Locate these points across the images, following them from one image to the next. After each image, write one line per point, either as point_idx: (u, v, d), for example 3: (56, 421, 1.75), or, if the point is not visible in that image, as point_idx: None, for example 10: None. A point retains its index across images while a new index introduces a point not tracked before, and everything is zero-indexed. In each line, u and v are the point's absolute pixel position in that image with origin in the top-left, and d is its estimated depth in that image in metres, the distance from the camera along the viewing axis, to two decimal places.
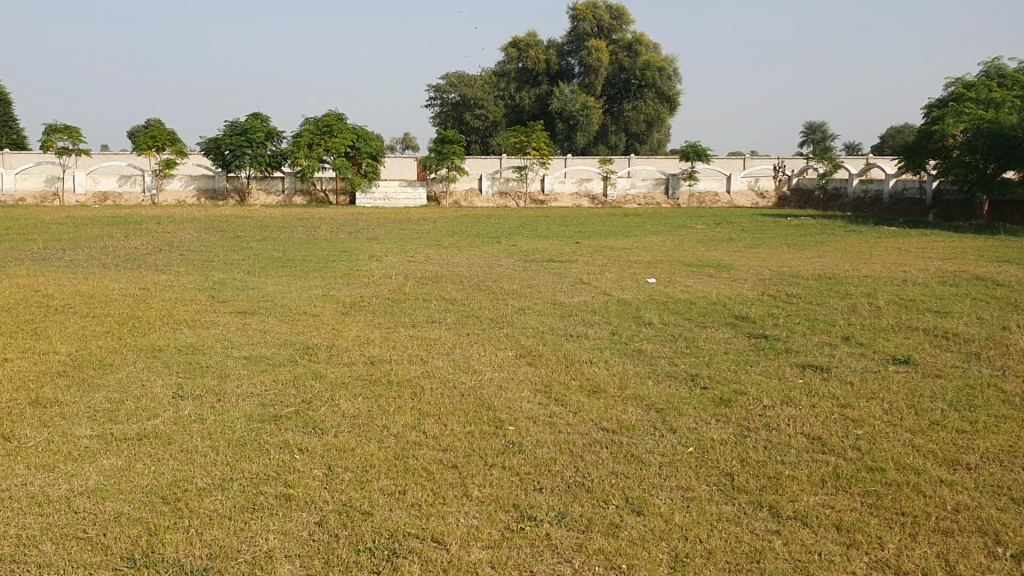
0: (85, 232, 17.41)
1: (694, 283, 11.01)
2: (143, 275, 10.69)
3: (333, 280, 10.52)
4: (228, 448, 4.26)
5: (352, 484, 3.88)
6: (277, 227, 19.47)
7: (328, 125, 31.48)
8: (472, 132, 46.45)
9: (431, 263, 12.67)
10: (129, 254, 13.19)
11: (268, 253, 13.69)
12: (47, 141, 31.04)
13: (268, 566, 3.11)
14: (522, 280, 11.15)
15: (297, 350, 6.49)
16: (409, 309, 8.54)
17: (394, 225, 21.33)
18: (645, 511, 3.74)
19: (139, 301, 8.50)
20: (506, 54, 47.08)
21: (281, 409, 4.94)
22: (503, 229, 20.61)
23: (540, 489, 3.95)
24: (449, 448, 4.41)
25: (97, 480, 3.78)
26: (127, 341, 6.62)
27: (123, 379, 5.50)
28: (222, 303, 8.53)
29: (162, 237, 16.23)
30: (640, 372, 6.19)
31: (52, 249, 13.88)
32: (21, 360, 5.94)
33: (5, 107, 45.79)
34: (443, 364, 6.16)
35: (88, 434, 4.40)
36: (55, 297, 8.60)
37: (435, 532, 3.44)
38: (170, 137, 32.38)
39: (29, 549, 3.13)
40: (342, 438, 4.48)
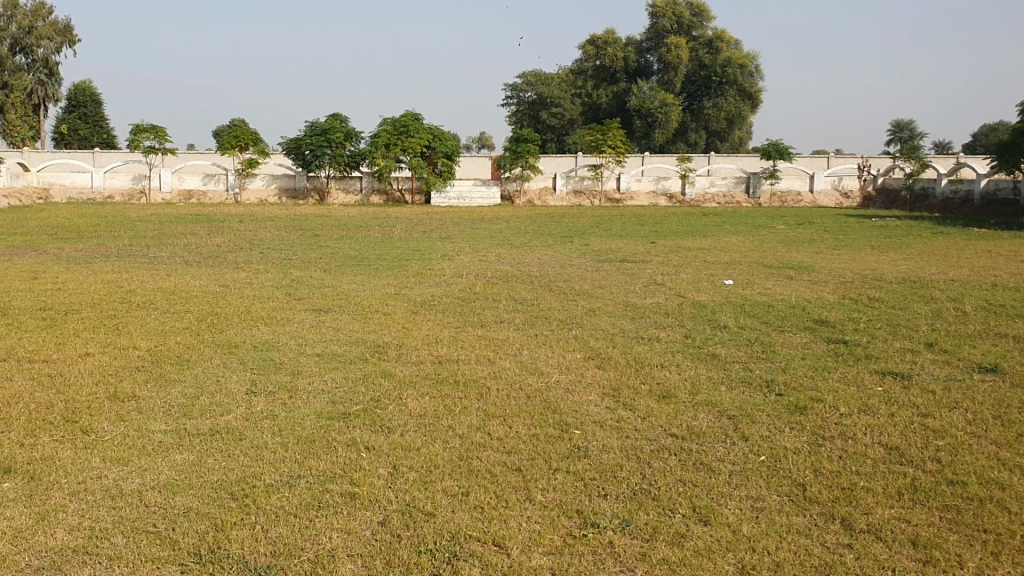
0: (169, 229, 18.00)
1: (771, 285, 10.79)
2: (224, 272, 10.98)
3: (406, 278, 10.62)
4: (296, 445, 4.32)
5: (417, 485, 3.88)
6: (355, 225, 19.85)
7: (405, 125, 31.89)
8: (549, 131, 46.58)
9: (504, 262, 12.72)
10: (212, 251, 13.62)
11: (343, 250, 13.95)
12: (135, 141, 32.10)
13: (330, 565, 3.12)
14: (595, 280, 11.10)
15: (368, 348, 6.55)
16: (479, 309, 8.55)
17: (466, 224, 21.55)
18: (712, 521, 3.66)
19: (218, 298, 8.72)
20: (584, 51, 46.92)
21: (350, 406, 4.99)
22: (577, 228, 20.65)
23: (605, 494, 3.90)
24: (514, 450, 4.39)
25: (168, 475, 3.87)
26: (204, 337, 6.77)
27: (200, 375, 5.63)
28: (297, 300, 8.70)
29: (243, 235, 16.71)
30: (712, 377, 6.07)
31: (140, 246, 14.39)
32: (102, 354, 6.13)
33: (97, 106, 47.59)
34: (511, 364, 6.16)
35: (163, 429, 4.52)
36: (138, 293, 8.89)
37: (497, 536, 3.42)
38: (252, 137, 33.21)
39: (102, 541, 3.20)
40: (408, 438, 4.49)
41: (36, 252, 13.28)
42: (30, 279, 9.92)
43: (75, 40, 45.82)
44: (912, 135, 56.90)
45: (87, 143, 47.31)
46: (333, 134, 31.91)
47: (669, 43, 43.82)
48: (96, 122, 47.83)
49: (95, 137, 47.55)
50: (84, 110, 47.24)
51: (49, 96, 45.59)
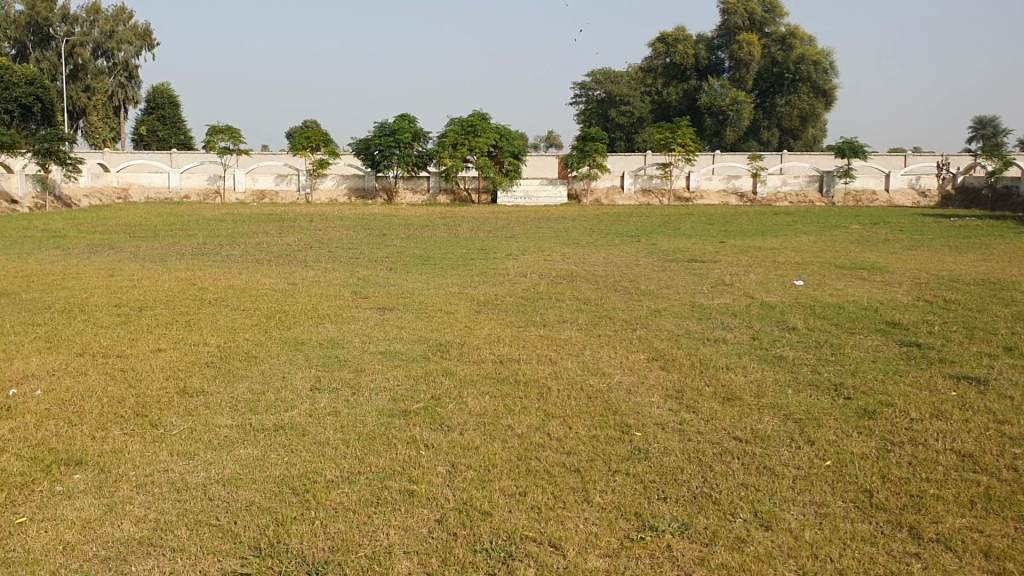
0: (240, 228, 18.32)
1: (843, 286, 10.54)
2: (293, 270, 11.15)
3: (470, 278, 10.64)
4: (358, 442, 4.37)
5: (474, 483, 3.89)
6: (422, 225, 19.96)
7: (472, 125, 32.05)
8: (617, 129, 47.19)
9: (569, 262, 12.64)
10: (282, 250, 13.81)
11: (409, 250, 13.97)
12: (210, 142, 32.89)
13: (387, 562, 3.14)
14: (662, 280, 10.99)
15: (431, 347, 6.60)
16: (542, 309, 8.52)
17: (532, 223, 21.52)
18: (774, 526, 3.58)
19: (285, 296, 8.87)
20: (654, 49, 46.56)
21: (410, 404, 5.03)
22: (644, 227, 20.44)
23: (665, 497, 3.86)
24: (573, 451, 4.37)
25: (232, 469, 3.95)
26: (272, 334, 6.91)
27: (266, 371, 5.74)
28: (363, 299, 8.79)
29: (313, 234, 16.94)
30: (779, 380, 5.95)
31: (211, 246, 14.51)
32: (173, 350, 6.29)
33: (174, 108, 48.95)
34: (573, 365, 6.14)
35: (228, 423, 4.61)
36: (210, 291, 9.08)
37: (553, 537, 3.41)
38: (324, 138, 33.67)
39: (166, 533, 3.28)
40: (467, 436, 4.51)
41: (114, 251, 13.61)
42: (108, 277, 10.19)
43: (154, 44, 47.13)
44: (995, 132, 55.14)
45: (165, 144, 48.65)
46: (401, 134, 32.25)
47: (740, 41, 43.11)
48: (174, 124, 49.14)
49: (172, 139, 48.79)
50: (163, 112, 48.55)
51: (129, 98, 46.96)
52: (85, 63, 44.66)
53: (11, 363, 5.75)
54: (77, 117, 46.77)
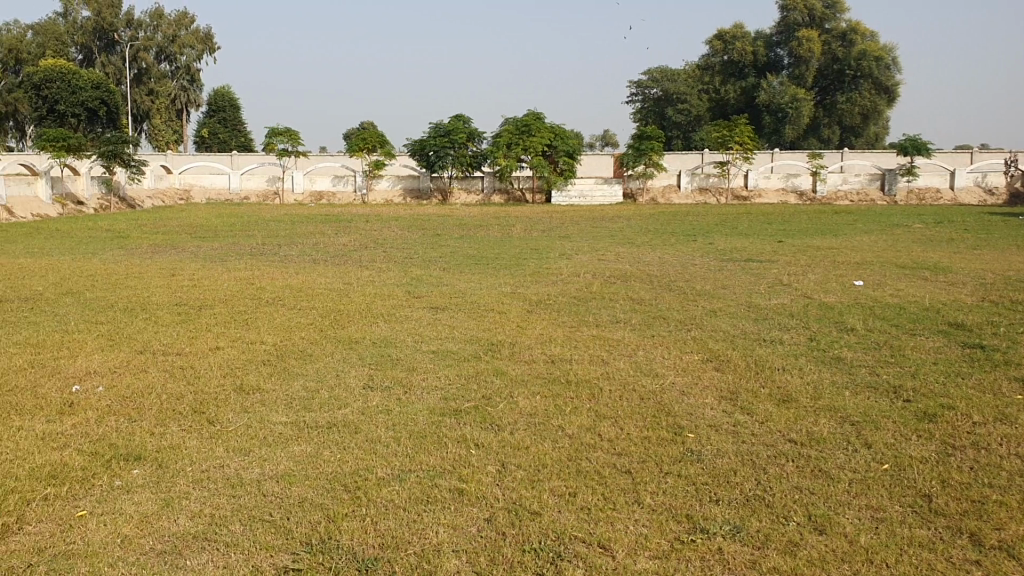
0: (298, 229, 18.65)
1: (905, 286, 10.34)
2: (348, 270, 11.30)
3: (522, 277, 10.67)
4: (409, 440, 4.40)
5: (524, 483, 3.89)
6: (475, 225, 20.08)
7: (527, 124, 32.04)
8: (674, 127, 46.60)
9: (623, 262, 12.60)
10: (339, 250, 14.02)
11: (463, 250, 14.06)
12: (269, 143, 33.44)
13: (436, 560, 3.15)
14: (717, 280, 10.89)
15: (482, 346, 6.61)
16: (595, 308, 8.50)
17: (586, 222, 21.52)
18: (828, 530, 3.52)
19: (341, 295, 8.99)
20: (711, 47, 46.13)
21: (461, 403, 5.05)
22: (700, 226, 20.30)
23: (718, 500, 3.81)
24: (625, 452, 4.35)
25: (286, 466, 4.00)
26: (327, 332, 7.01)
27: (321, 369, 5.82)
28: (416, 298, 8.86)
29: (369, 234, 17.17)
30: (836, 381, 5.85)
31: (269, 246, 14.74)
32: (231, 348, 6.41)
33: (234, 111, 49.88)
34: (626, 365, 6.11)
35: (283, 421, 4.68)
36: (268, 290, 9.25)
37: (601, 538, 3.39)
38: (379, 138, 33.80)
39: (220, 528, 3.34)
40: (517, 436, 4.52)
41: (176, 250, 13.95)
42: (169, 276, 10.45)
43: (215, 48, 48.06)
44: None
45: (226, 146, 49.62)
46: (456, 135, 32.34)
47: (800, 37, 42.39)
48: (234, 126, 50.04)
49: (233, 141, 49.70)
50: (224, 115, 49.48)
51: (191, 101, 48.01)
52: (149, 67, 45.86)
53: (75, 360, 5.92)
54: (141, 120, 47.97)
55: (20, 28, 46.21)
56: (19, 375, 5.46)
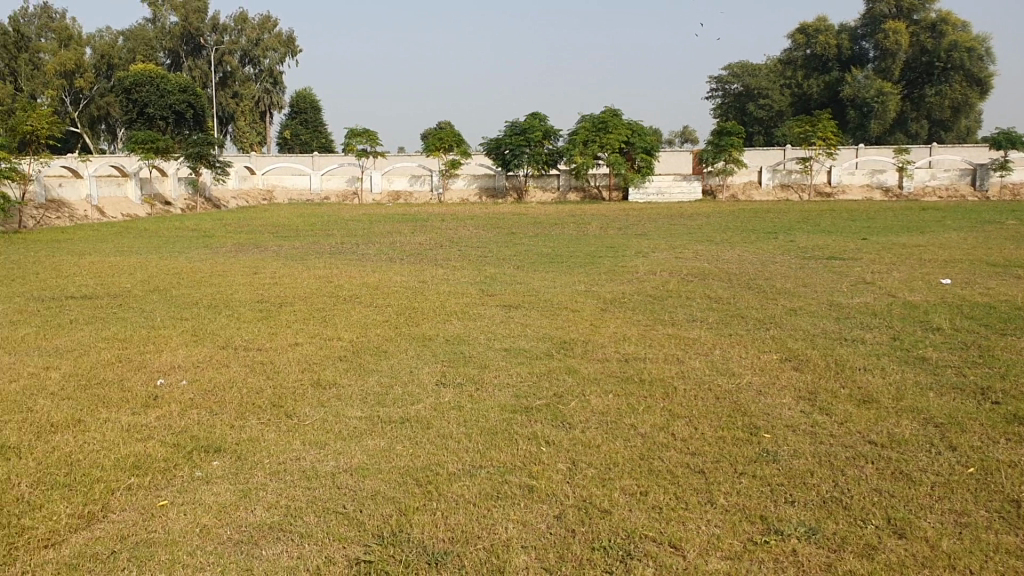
0: (375, 228, 18.86)
1: (997, 285, 9.94)
2: (424, 269, 11.38)
3: (598, 276, 10.61)
4: (480, 436, 4.43)
5: (596, 481, 3.88)
6: (551, 223, 20.00)
7: (604, 121, 31.74)
8: (755, 123, 46.44)
9: (701, 260, 12.41)
10: (416, 249, 14.12)
11: (538, 248, 14.03)
12: (348, 145, 33.97)
13: (504, 555, 3.16)
14: (797, 278, 10.66)
15: (555, 344, 6.61)
16: (671, 307, 8.41)
17: (665, 220, 21.21)
18: (908, 534, 3.42)
19: (416, 293, 9.06)
20: (794, 40, 45.19)
21: (533, 401, 5.05)
22: (782, 223, 19.83)
23: (792, 502, 3.73)
24: (698, 452, 4.29)
25: (360, 459, 4.07)
26: (401, 330, 7.09)
27: (395, 365, 5.89)
28: (490, 297, 8.87)
29: (444, 234, 17.25)
30: (920, 382, 5.67)
31: (347, 245, 14.91)
32: (309, 344, 6.54)
33: (316, 113, 50.84)
34: (701, 364, 6.03)
35: (358, 415, 4.76)
36: (344, 288, 9.39)
37: (673, 537, 3.35)
38: (455, 138, 34.06)
39: (295, 519, 3.40)
40: (589, 434, 4.50)
41: (258, 250, 14.24)
42: (251, 274, 10.68)
43: (297, 51, 49.00)
44: None
45: (308, 147, 50.63)
46: (532, 133, 32.36)
47: (886, 29, 41.19)
48: (316, 128, 51.02)
49: (314, 142, 50.63)
50: (306, 116, 50.49)
51: (273, 103, 49.10)
52: (233, 70, 47.26)
53: (160, 354, 6.12)
54: (226, 121, 49.25)
55: (112, 34, 47.86)
56: (108, 369, 5.67)
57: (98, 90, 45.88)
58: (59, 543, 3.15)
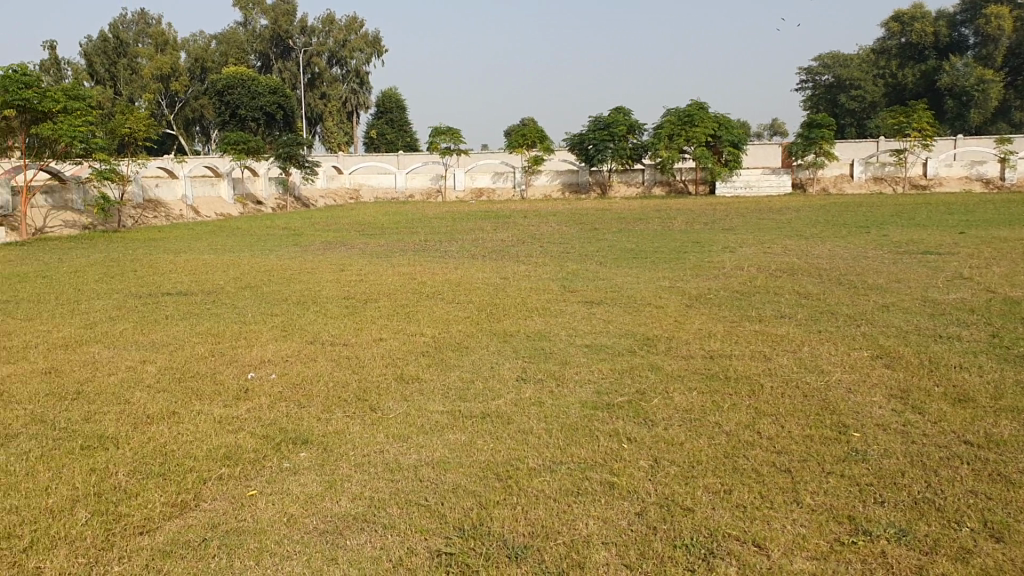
0: (459, 225, 19.07)
1: None
2: (506, 265, 11.43)
3: (683, 271, 10.49)
4: (561, 432, 4.43)
5: (678, 479, 3.84)
6: (636, 219, 19.86)
7: (690, 115, 31.48)
8: (847, 114, 44.95)
9: (789, 255, 12.17)
10: (498, 246, 14.21)
11: (622, 244, 13.95)
12: (432, 143, 34.32)
13: (585, 551, 3.15)
14: (890, 273, 10.35)
15: (637, 341, 6.56)
16: (757, 303, 8.28)
17: (753, 215, 20.84)
18: (1006, 538, 3.28)
19: (498, 290, 9.10)
20: (888, 29, 43.91)
21: (615, 398, 5.02)
22: (875, 217, 19.27)
23: (882, 502, 3.63)
24: (784, 451, 4.20)
25: (442, 453, 4.11)
26: (482, 325, 7.15)
27: (477, 361, 5.94)
28: (572, 293, 8.86)
29: (527, 230, 17.32)
30: (1021, 381, 5.43)
31: (433, 242, 15.11)
32: (393, 339, 6.64)
33: (402, 112, 51.57)
34: (789, 362, 5.90)
35: (440, 410, 4.81)
36: (428, 285, 9.51)
37: (757, 537, 3.29)
38: (539, 134, 34.08)
39: (378, 510, 3.46)
40: (671, 431, 4.46)
41: (345, 247, 14.53)
42: (338, 271, 10.90)
43: (383, 51, 49.71)
44: None
45: (394, 146, 51.39)
46: (616, 128, 32.17)
47: (988, 15, 39.70)
48: (401, 127, 51.71)
49: (400, 141, 51.31)
50: (391, 116, 51.22)
51: (361, 104, 49.99)
52: (322, 72, 48.35)
53: (250, 349, 6.29)
54: (315, 122, 50.34)
55: (206, 38, 49.36)
56: (202, 362, 5.86)
57: (193, 93, 47.36)
58: (154, 529, 3.27)
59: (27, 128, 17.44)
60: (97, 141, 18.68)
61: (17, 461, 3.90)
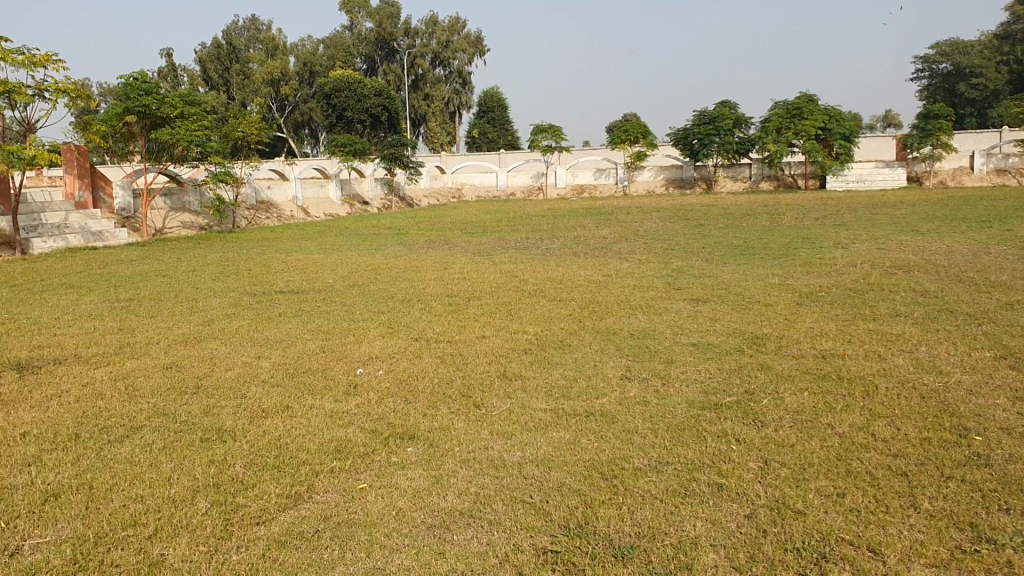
0: (560, 223, 19.10)
1: None
2: (609, 263, 11.38)
3: (792, 269, 10.22)
4: (667, 432, 4.38)
5: (789, 481, 3.75)
6: (742, 215, 19.45)
7: (799, 107, 30.67)
8: (967, 103, 43.55)
9: (905, 252, 11.72)
10: (600, 243, 14.16)
11: (728, 241, 13.69)
12: (534, 141, 34.42)
13: (692, 553, 3.10)
14: (1014, 270, 9.84)
15: (746, 340, 6.42)
16: (872, 301, 8.00)
17: (866, 210, 20.13)
18: None
19: (600, 287, 9.06)
20: (1012, 13, 41.78)
21: (723, 398, 4.94)
22: (999, 212, 18.36)
23: (1007, 509, 3.45)
24: (901, 454, 4.05)
25: (546, 451, 4.11)
26: (586, 323, 7.13)
27: (580, 359, 5.92)
28: (676, 291, 8.74)
29: (630, 227, 17.20)
30: None
31: (534, 240, 15.13)
32: (495, 337, 6.69)
33: (503, 110, 51.87)
34: (905, 362, 5.69)
35: (544, 407, 4.82)
36: (531, 283, 9.53)
37: (872, 542, 3.18)
38: (642, 130, 33.71)
39: (484, 506, 3.49)
40: (782, 432, 4.36)
41: (448, 246, 14.70)
42: (441, 269, 11.06)
43: (485, 50, 50.06)
44: None
45: (495, 145, 51.76)
46: (721, 122, 31.58)
47: None
48: (503, 125, 52.00)
49: (502, 140, 51.62)
50: (493, 115, 51.57)
51: (463, 103, 50.53)
52: (425, 73, 49.28)
53: (359, 346, 6.42)
54: (418, 123, 51.11)
55: (313, 42, 50.69)
56: (313, 359, 6.02)
57: (302, 97, 48.69)
58: (269, 520, 3.38)
59: (147, 132, 18.23)
60: (212, 144, 19.36)
61: (142, 451, 4.08)
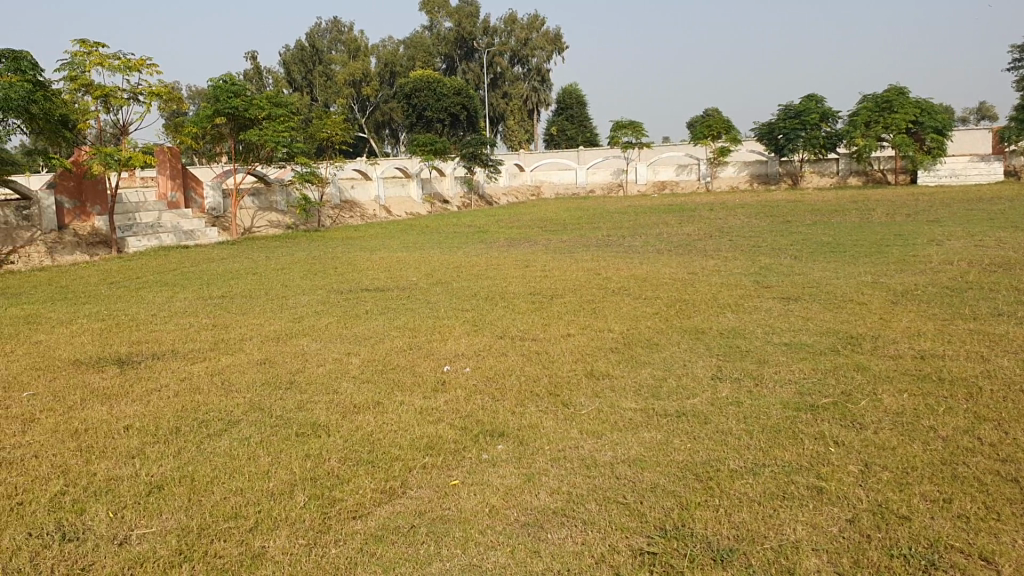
0: (643, 220, 18.93)
1: None
2: (693, 260, 11.24)
3: (885, 266, 9.93)
4: (762, 434, 4.28)
5: (891, 485, 3.63)
6: (829, 211, 18.99)
7: (888, 101, 29.78)
8: None
9: (1004, 249, 11.28)
10: (683, 240, 14.01)
11: (816, 238, 13.38)
12: (614, 137, 34.25)
13: (793, 557, 3.03)
14: None
15: (839, 340, 6.26)
16: (972, 299, 7.73)
17: (961, 206, 19.47)
18: None
19: (685, 285, 8.95)
20: None
21: (819, 399, 4.82)
22: None
23: None
24: (1010, 459, 3.89)
25: (637, 451, 4.07)
26: (672, 322, 7.05)
27: (669, 358, 5.85)
28: (765, 289, 8.57)
29: (714, 224, 16.97)
30: None
31: (616, 238, 15.03)
32: (581, 335, 6.67)
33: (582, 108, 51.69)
34: (1010, 364, 5.46)
35: (634, 407, 4.77)
36: (614, 281, 9.44)
37: (984, 550, 3.05)
38: (725, 125, 33.23)
39: (577, 506, 3.47)
40: (882, 435, 4.23)
41: (530, 244, 14.70)
42: (524, 267, 11.06)
43: (564, 47, 49.94)
44: None
45: (573, 142, 51.65)
46: (807, 116, 30.91)
47: None
48: (582, 122, 51.85)
49: (580, 137, 51.44)
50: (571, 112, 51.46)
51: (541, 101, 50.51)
52: (504, 71, 49.46)
53: (446, 343, 6.46)
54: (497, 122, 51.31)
55: (393, 42, 51.29)
56: (400, 356, 6.06)
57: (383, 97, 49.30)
58: (365, 515, 3.41)
59: (235, 134, 18.70)
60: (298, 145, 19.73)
61: (240, 445, 4.17)
